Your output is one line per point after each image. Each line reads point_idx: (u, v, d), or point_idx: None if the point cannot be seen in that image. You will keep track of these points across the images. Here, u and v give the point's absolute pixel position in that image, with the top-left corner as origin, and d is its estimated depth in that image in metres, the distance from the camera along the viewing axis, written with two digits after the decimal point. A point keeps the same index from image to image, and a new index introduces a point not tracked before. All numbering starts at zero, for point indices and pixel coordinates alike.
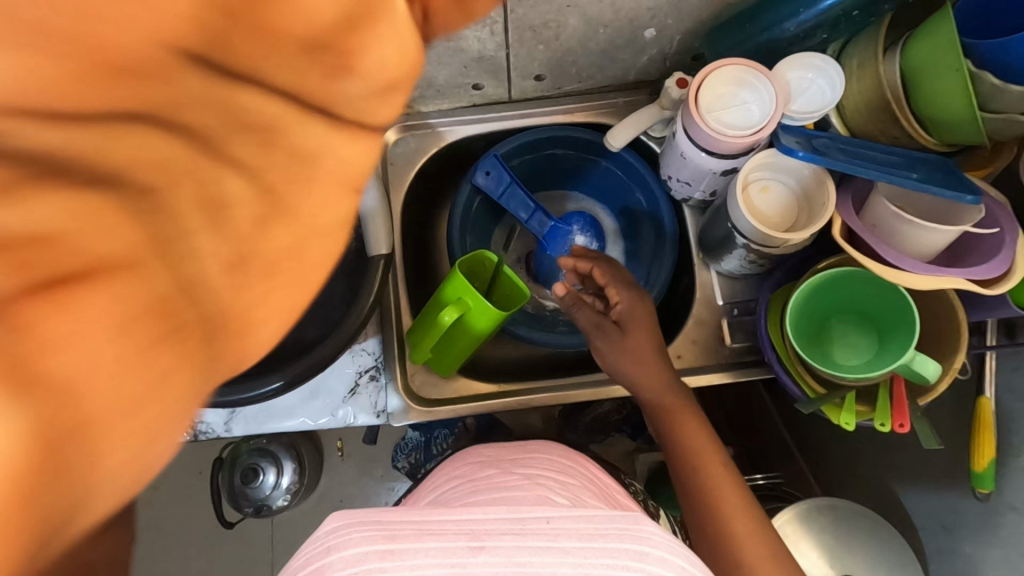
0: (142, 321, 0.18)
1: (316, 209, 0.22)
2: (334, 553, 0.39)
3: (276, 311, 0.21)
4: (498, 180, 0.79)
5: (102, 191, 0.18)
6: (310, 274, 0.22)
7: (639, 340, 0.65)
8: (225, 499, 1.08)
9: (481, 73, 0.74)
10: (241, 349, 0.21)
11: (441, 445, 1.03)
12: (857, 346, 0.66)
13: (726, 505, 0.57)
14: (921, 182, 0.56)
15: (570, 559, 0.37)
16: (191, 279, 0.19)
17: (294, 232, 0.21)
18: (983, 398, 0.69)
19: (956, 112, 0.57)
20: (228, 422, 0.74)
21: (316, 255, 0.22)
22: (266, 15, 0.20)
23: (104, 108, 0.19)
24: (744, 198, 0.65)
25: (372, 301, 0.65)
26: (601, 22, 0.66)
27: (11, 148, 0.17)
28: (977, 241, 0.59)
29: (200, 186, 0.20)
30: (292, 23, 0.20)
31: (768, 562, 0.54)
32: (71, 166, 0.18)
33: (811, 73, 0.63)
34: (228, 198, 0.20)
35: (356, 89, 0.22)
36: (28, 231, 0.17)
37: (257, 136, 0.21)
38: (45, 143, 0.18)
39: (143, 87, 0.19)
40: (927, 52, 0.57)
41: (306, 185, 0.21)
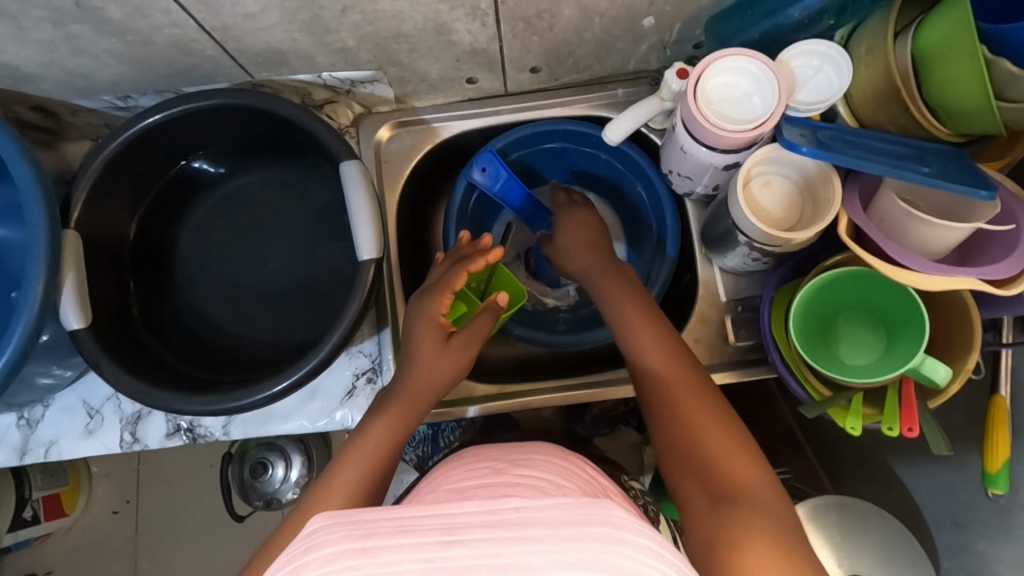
0: (405, 424, 0.58)
1: (432, 388, 0.60)
2: (311, 552, 0.37)
3: (399, 423, 0.58)
4: (494, 177, 0.76)
5: (437, 393, 0.61)
6: (414, 412, 0.59)
7: (573, 239, 0.73)
8: (239, 493, 1.19)
9: (475, 67, 0.73)
10: (394, 428, 0.58)
11: (449, 438, 0.96)
12: (864, 344, 0.63)
13: (693, 407, 0.54)
14: (932, 176, 0.53)
15: (539, 547, 0.35)
16: (408, 411, 0.59)
17: (423, 396, 0.60)
18: (998, 396, 0.66)
19: (972, 99, 0.54)
20: (226, 425, 0.74)
21: (418, 404, 0.60)
22: (473, 351, 0.62)
23: (444, 371, 0.60)
24: (747, 195, 0.63)
25: (365, 296, 0.62)
26: (596, 11, 0.64)
27: (438, 386, 0.60)
28: (992, 238, 0.56)
29: (433, 393, 0.60)
30: (473, 353, 0.62)
31: (722, 440, 0.51)
32: (434, 390, 0.60)
33: (816, 61, 0.61)
34: (436, 395, 0.61)
35: (455, 372, 0.61)
36: (427, 398, 0.60)
37: (458, 372, 0.62)
38: (438, 380, 0.60)
39: (458, 359, 0.61)
40: (939, 38, 0.54)
41: (442, 389, 0.61)
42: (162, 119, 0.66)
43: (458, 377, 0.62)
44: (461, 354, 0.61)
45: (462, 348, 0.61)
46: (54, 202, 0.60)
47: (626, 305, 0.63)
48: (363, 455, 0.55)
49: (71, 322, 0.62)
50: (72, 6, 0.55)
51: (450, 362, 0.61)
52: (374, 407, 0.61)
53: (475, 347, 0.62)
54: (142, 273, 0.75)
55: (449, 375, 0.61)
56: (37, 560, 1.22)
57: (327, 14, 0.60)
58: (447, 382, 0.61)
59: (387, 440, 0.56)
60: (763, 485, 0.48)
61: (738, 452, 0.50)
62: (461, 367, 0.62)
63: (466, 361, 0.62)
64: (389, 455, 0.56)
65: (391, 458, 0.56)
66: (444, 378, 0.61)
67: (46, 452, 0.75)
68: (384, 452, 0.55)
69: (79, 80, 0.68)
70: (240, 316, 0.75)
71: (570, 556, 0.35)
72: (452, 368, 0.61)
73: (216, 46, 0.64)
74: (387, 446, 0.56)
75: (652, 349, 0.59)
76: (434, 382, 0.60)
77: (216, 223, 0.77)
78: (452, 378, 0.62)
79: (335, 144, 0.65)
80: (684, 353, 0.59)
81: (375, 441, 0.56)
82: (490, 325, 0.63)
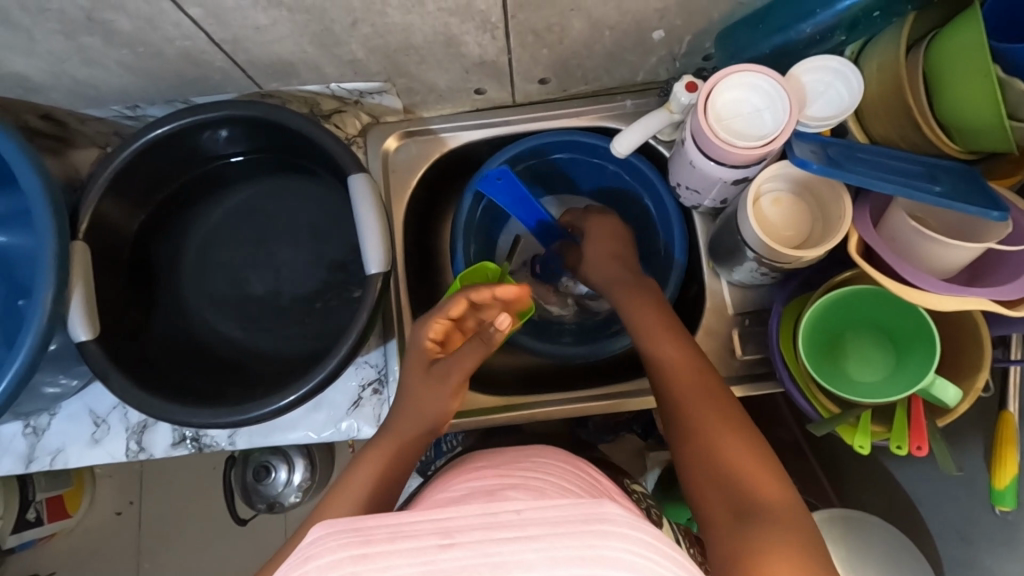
0: (408, 456, 0.60)
1: (430, 420, 0.62)
2: (310, 562, 0.37)
3: (404, 455, 0.60)
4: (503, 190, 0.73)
5: (437, 424, 0.62)
6: (415, 446, 0.61)
7: (603, 249, 0.73)
8: (239, 495, 1.16)
9: (483, 78, 0.72)
10: (397, 456, 0.59)
11: (452, 442, 0.94)
12: (874, 360, 0.63)
13: (710, 416, 0.55)
14: (943, 197, 0.53)
15: (536, 544, 0.35)
16: (410, 443, 0.60)
17: (423, 426, 0.61)
18: (1006, 412, 0.65)
19: (983, 117, 0.53)
20: (231, 435, 0.74)
21: (418, 436, 0.61)
22: (465, 380, 0.63)
23: (436, 403, 0.62)
24: (755, 211, 0.63)
25: (371, 310, 0.62)
26: (607, 24, 0.64)
27: (435, 418, 0.62)
28: (1002, 258, 0.56)
29: (432, 425, 0.62)
30: (465, 382, 0.63)
31: (745, 456, 0.52)
32: (433, 422, 0.62)
33: (828, 77, 0.60)
34: (435, 425, 0.62)
35: (450, 402, 0.62)
36: (427, 430, 0.62)
37: (453, 402, 0.63)
38: (434, 412, 0.62)
39: (449, 390, 0.62)
40: (952, 55, 0.54)
41: (442, 420, 0.63)
42: (168, 131, 0.66)
43: (456, 405, 0.63)
44: (451, 385, 0.62)
45: (453, 379, 0.62)
46: (64, 213, 0.60)
47: (647, 316, 0.65)
48: (365, 476, 0.56)
49: (79, 334, 0.62)
50: (84, 19, 0.55)
51: (441, 394, 0.62)
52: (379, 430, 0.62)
53: (467, 375, 0.63)
54: (148, 282, 0.75)
55: (444, 407, 0.62)
56: (39, 561, 1.22)
57: (337, 27, 0.60)
58: (445, 412, 0.63)
59: (388, 462, 0.58)
60: (780, 492, 0.49)
61: (754, 458, 0.51)
62: (454, 397, 0.62)
63: (459, 390, 0.63)
64: (392, 481, 0.57)
65: (394, 484, 0.57)
66: (439, 411, 0.62)
67: (52, 460, 0.75)
68: (387, 476, 0.57)
69: (88, 90, 0.68)
70: (247, 325, 0.75)
71: (568, 552, 0.34)
72: (445, 399, 0.62)
73: (226, 58, 0.64)
74: (391, 473, 0.57)
75: (676, 367, 0.60)
76: (430, 416, 0.62)
77: (222, 231, 0.77)
78: (450, 408, 0.63)
79: (343, 155, 0.65)
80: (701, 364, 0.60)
81: (382, 456, 0.58)
82: (481, 354, 0.61)
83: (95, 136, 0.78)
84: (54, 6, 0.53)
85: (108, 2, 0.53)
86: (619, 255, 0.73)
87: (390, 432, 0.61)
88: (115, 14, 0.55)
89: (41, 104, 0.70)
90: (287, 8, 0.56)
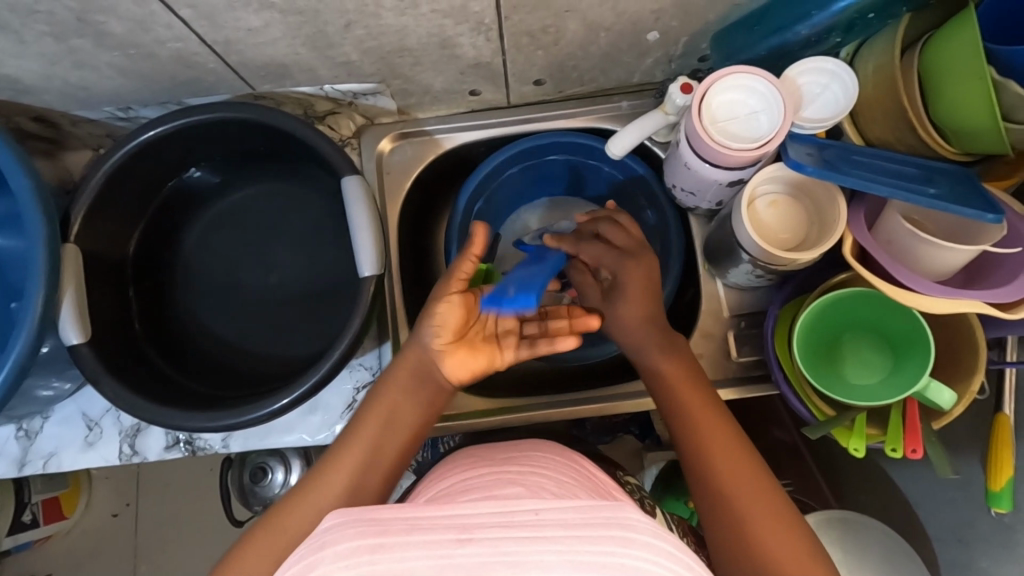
0: (408, 431, 0.58)
1: (440, 319, 0.58)
2: (325, 549, 0.37)
3: (403, 432, 0.58)
4: (524, 287, 0.57)
5: (449, 322, 0.58)
6: (415, 418, 0.59)
7: (637, 312, 0.64)
8: (237, 497, 1.16)
9: (479, 79, 0.72)
10: (398, 433, 0.58)
11: (450, 443, 0.92)
12: (869, 363, 0.63)
13: (726, 468, 0.55)
14: (938, 200, 0.52)
15: (556, 546, 0.35)
16: (413, 423, 0.59)
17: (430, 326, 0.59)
18: (1001, 414, 0.64)
19: (978, 121, 0.53)
20: (225, 438, 0.74)
21: (416, 402, 0.59)
22: (464, 277, 0.61)
23: (437, 302, 0.60)
24: (749, 213, 0.64)
25: (367, 313, 0.62)
26: (602, 26, 0.63)
27: (442, 315, 0.58)
28: (998, 261, 0.56)
29: (442, 320, 0.58)
30: (464, 280, 0.61)
31: (758, 497, 0.54)
32: (443, 320, 0.58)
33: (824, 78, 0.60)
34: (445, 320, 0.58)
35: (452, 299, 0.59)
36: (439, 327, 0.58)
37: (458, 297, 0.59)
38: (437, 312, 0.59)
39: (446, 286, 0.60)
40: (949, 57, 0.53)
41: (453, 316, 0.59)
42: (157, 134, 0.66)
43: (463, 298, 0.59)
44: (448, 283, 0.61)
45: (449, 279, 0.61)
46: (56, 216, 0.60)
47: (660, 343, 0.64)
48: (354, 450, 0.56)
49: (70, 338, 0.61)
50: (74, 20, 0.55)
51: (441, 294, 0.60)
52: (372, 393, 0.60)
53: (465, 275, 0.61)
54: (142, 285, 0.74)
55: (445, 301, 0.59)
56: (36, 563, 1.21)
57: (330, 29, 0.59)
58: (455, 311, 0.59)
59: (381, 435, 0.57)
60: (796, 553, 0.50)
61: (771, 513, 0.53)
62: (455, 294, 0.60)
63: (460, 287, 0.60)
64: (387, 464, 0.56)
65: (388, 467, 0.56)
66: (440, 308, 0.59)
67: (45, 463, 0.74)
68: (384, 459, 0.56)
69: (80, 92, 0.67)
70: (242, 326, 0.75)
71: (586, 556, 0.34)
72: (446, 297, 0.60)
73: (218, 60, 0.63)
74: (386, 451, 0.57)
75: (682, 398, 0.60)
76: (437, 317, 0.59)
77: (218, 233, 0.77)
78: (456, 303, 0.59)
79: (337, 158, 0.65)
80: (717, 409, 0.59)
81: (364, 444, 0.56)
82: (470, 263, 0.61)
83: (87, 138, 0.77)
84: (44, 7, 0.53)
85: (98, 4, 0.53)
86: (655, 317, 0.64)
87: (385, 394, 0.59)
88: (106, 16, 0.55)
89: (32, 106, 0.69)
90: (279, 10, 0.55)
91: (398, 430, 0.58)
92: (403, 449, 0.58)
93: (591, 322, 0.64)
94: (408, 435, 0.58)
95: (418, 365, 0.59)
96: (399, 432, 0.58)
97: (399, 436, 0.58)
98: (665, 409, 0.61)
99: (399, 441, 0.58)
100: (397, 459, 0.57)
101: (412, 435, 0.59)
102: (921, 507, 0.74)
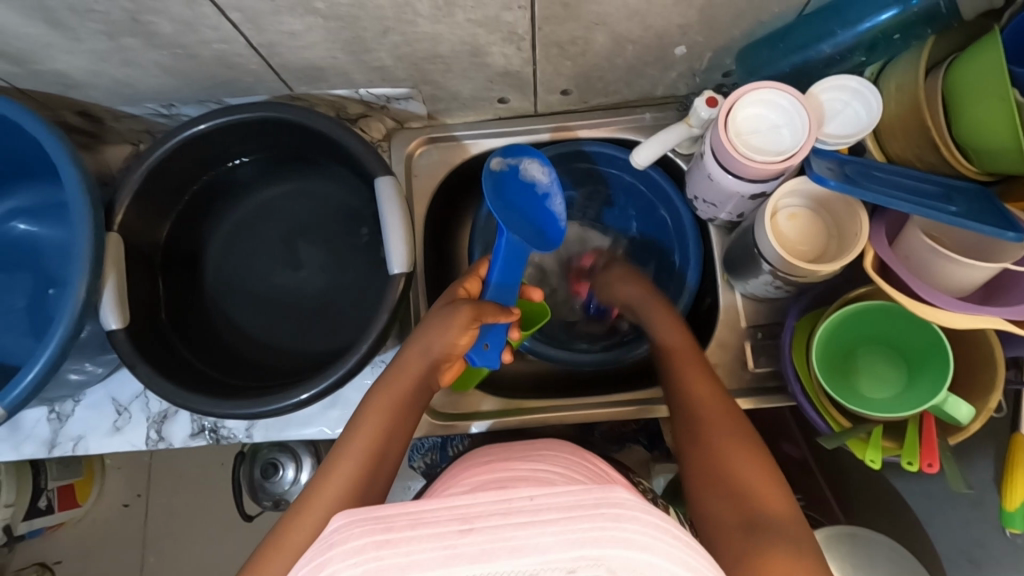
0: (408, 419, 0.60)
1: (443, 345, 0.62)
2: (334, 548, 0.38)
3: (401, 430, 0.60)
4: (495, 339, 0.67)
5: (451, 357, 0.63)
6: (414, 411, 0.61)
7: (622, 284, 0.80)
8: (248, 491, 1.17)
9: (507, 87, 0.74)
10: (400, 430, 0.59)
11: (460, 447, 0.93)
12: (886, 377, 0.63)
13: (724, 436, 0.56)
14: (957, 216, 0.53)
15: (552, 528, 0.36)
16: (411, 411, 0.61)
17: (424, 355, 0.62)
18: (1018, 434, 0.65)
19: (1001, 142, 0.54)
20: (248, 428, 0.75)
21: (415, 403, 0.61)
22: (483, 316, 0.63)
23: (450, 336, 0.62)
24: (772, 225, 0.65)
25: (392, 310, 0.63)
26: (629, 39, 0.65)
27: (448, 346, 0.62)
28: (1017, 278, 0.56)
29: (445, 350, 0.62)
30: (483, 317, 0.63)
31: (753, 467, 0.53)
32: (449, 353, 0.63)
33: (847, 96, 0.61)
34: (447, 351, 0.62)
35: (463, 332, 0.62)
36: (441, 356, 0.62)
37: (467, 332, 0.62)
38: (446, 341, 0.62)
39: (467, 322, 0.62)
40: (972, 77, 0.55)
41: (455, 345, 0.62)
42: (209, 128, 0.68)
43: (472, 332, 0.63)
44: (472, 318, 0.62)
45: (469, 314, 0.62)
46: (99, 206, 0.62)
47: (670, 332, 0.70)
48: (360, 440, 0.57)
49: (109, 322, 0.64)
50: (129, 20, 0.58)
51: (457, 328, 0.62)
52: (375, 381, 0.63)
53: (488, 313, 0.63)
54: (179, 275, 0.77)
55: (456, 336, 0.62)
56: (47, 550, 1.23)
57: (368, 35, 0.61)
58: (456, 342, 0.62)
59: (387, 422, 0.59)
60: (800, 518, 0.49)
61: (772, 489, 0.52)
62: (463, 329, 0.62)
63: (472, 319, 0.62)
64: (382, 450, 0.57)
65: (383, 455, 0.57)
66: (451, 342, 0.62)
67: (73, 446, 0.76)
68: (376, 437, 0.58)
69: (126, 88, 0.70)
70: (269, 322, 0.77)
71: (579, 535, 0.35)
72: (459, 327, 0.62)
73: (259, 61, 0.66)
74: (388, 444, 0.58)
75: (689, 386, 0.63)
76: (445, 349, 0.62)
77: (248, 228, 0.80)
78: (463, 334, 0.62)
79: (368, 158, 0.67)
80: (731, 407, 0.60)
81: (371, 427, 0.58)
82: (496, 308, 0.64)
83: (126, 134, 0.80)
84: (101, 7, 0.55)
85: (152, 5, 0.55)
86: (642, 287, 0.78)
87: (387, 379, 0.62)
88: (158, 17, 0.57)
89: (78, 101, 0.72)
90: (320, 15, 0.58)
91: (399, 423, 0.59)
92: (399, 437, 0.59)
93: (536, 293, 0.75)
94: (399, 433, 0.59)
95: (422, 371, 0.62)
96: (400, 425, 0.60)
97: (402, 429, 0.60)
98: (680, 410, 0.62)
99: (400, 434, 0.59)
100: (386, 446, 0.58)
101: (407, 430, 0.60)
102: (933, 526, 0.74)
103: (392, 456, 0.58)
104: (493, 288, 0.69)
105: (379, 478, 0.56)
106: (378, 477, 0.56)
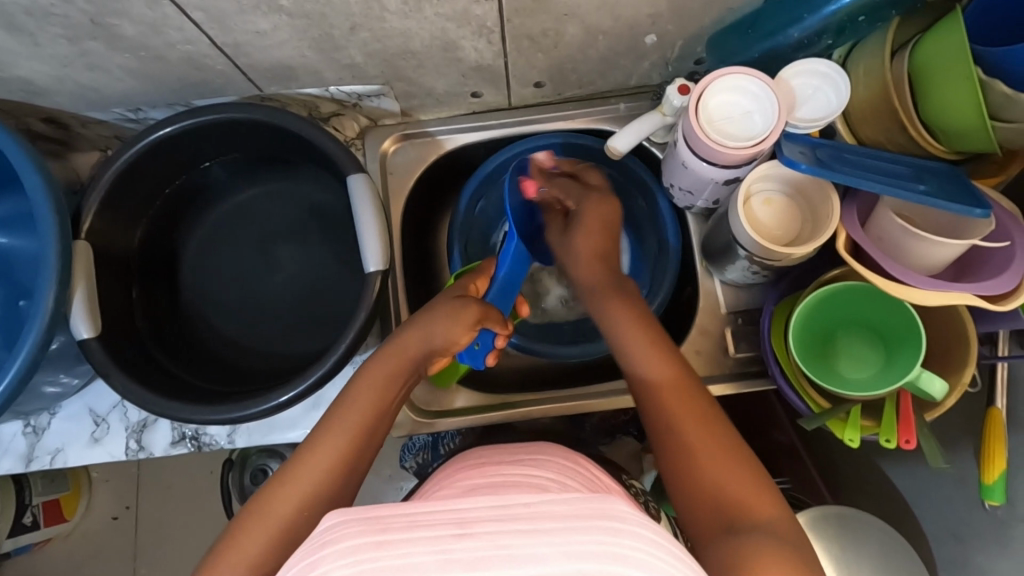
0: (387, 409, 0.58)
1: (442, 339, 0.62)
2: (329, 547, 0.37)
3: (382, 419, 0.58)
4: (485, 342, 0.69)
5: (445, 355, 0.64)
6: (397, 399, 0.60)
7: (592, 246, 0.66)
8: (237, 499, 1.16)
9: (480, 81, 0.74)
10: (377, 422, 0.57)
11: (450, 445, 0.92)
12: (862, 357, 0.64)
13: (699, 436, 0.51)
14: (926, 195, 0.54)
15: (547, 538, 0.34)
16: (391, 398, 0.59)
17: (420, 345, 0.62)
18: (994, 408, 0.64)
19: (966, 120, 0.55)
20: (231, 434, 0.75)
21: (397, 389, 0.60)
22: (487, 318, 0.65)
23: (454, 336, 0.62)
24: (746, 210, 0.65)
25: (370, 308, 0.63)
26: (600, 29, 0.65)
27: (447, 344, 0.63)
28: (987, 256, 0.57)
29: (441, 351, 0.63)
30: (487, 318, 0.65)
31: (736, 466, 0.49)
32: (444, 350, 0.63)
33: (817, 80, 0.62)
34: (444, 350, 0.63)
35: (464, 333, 0.63)
36: (439, 349, 0.63)
37: (470, 331, 0.64)
38: (448, 337, 0.62)
39: (473, 322, 0.64)
40: (934, 58, 0.55)
41: (454, 343, 0.63)
42: (174, 131, 0.67)
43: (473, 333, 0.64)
44: (479, 319, 0.64)
45: (477, 316, 0.64)
46: (67, 211, 0.61)
47: (620, 319, 0.60)
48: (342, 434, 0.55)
49: (82, 332, 0.63)
50: (89, 24, 0.56)
51: (463, 329, 0.63)
52: (364, 365, 0.61)
53: (490, 317, 0.65)
54: (154, 284, 0.76)
55: (458, 335, 0.63)
56: (35, 567, 1.21)
57: (336, 32, 0.61)
58: (455, 340, 0.63)
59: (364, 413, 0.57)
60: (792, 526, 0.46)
61: (755, 489, 0.48)
62: (466, 329, 0.63)
63: (477, 318, 0.64)
64: (358, 445, 0.55)
65: (360, 448, 0.55)
66: (453, 342, 0.63)
67: (53, 459, 0.75)
68: (356, 427, 0.56)
69: (91, 93, 0.69)
70: (248, 327, 0.76)
71: (577, 546, 0.34)
72: (463, 326, 0.63)
73: (226, 62, 0.65)
74: (367, 437, 0.56)
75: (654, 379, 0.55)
76: (444, 347, 0.63)
77: (226, 231, 0.79)
78: (464, 335, 0.63)
79: (342, 158, 0.66)
80: (701, 395, 0.54)
81: (353, 417, 0.56)
82: (497, 315, 0.66)
83: (95, 140, 0.79)
84: (60, 11, 0.54)
85: (112, 7, 0.54)
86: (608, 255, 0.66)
87: (372, 368, 0.60)
88: (119, 19, 0.56)
89: (42, 107, 0.71)
90: (286, 13, 0.57)
91: (377, 415, 0.57)
92: (377, 429, 0.57)
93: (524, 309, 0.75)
94: (383, 424, 0.58)
95: (415, 357, 0.62)
96: (382, 414, 0.58)
97: (381, 418, 0.58)
98: (642, 411, 0.55)
99: (382, 424, 0.58)
100: (361, 439, 0.55)
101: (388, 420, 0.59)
102: (916, 504, 0.75)
103: (370, 449, 0.56)
104: (496, 287, 0.71)
105: (358, 473, 0.54)
106: (354, 473, 0.54)
